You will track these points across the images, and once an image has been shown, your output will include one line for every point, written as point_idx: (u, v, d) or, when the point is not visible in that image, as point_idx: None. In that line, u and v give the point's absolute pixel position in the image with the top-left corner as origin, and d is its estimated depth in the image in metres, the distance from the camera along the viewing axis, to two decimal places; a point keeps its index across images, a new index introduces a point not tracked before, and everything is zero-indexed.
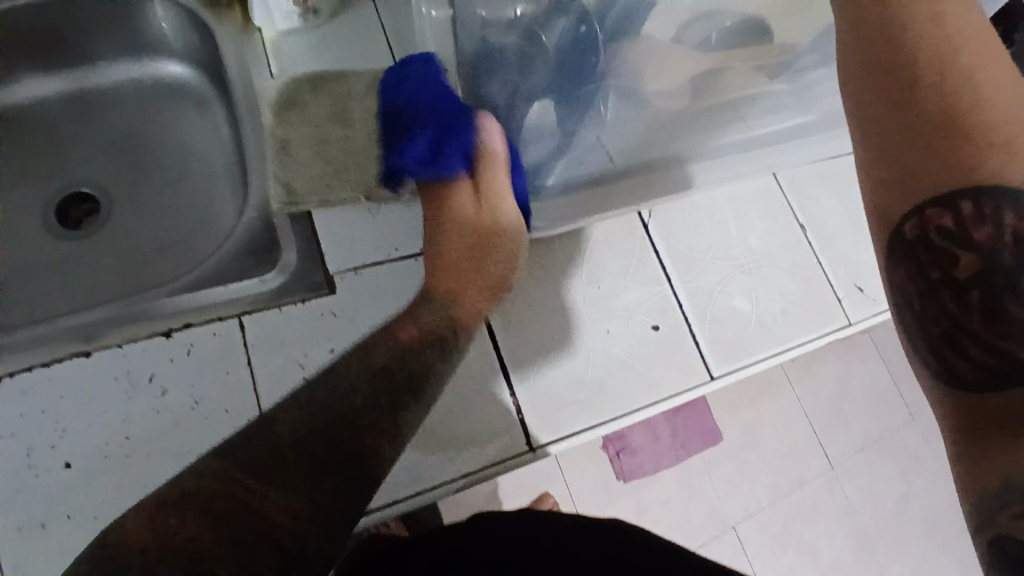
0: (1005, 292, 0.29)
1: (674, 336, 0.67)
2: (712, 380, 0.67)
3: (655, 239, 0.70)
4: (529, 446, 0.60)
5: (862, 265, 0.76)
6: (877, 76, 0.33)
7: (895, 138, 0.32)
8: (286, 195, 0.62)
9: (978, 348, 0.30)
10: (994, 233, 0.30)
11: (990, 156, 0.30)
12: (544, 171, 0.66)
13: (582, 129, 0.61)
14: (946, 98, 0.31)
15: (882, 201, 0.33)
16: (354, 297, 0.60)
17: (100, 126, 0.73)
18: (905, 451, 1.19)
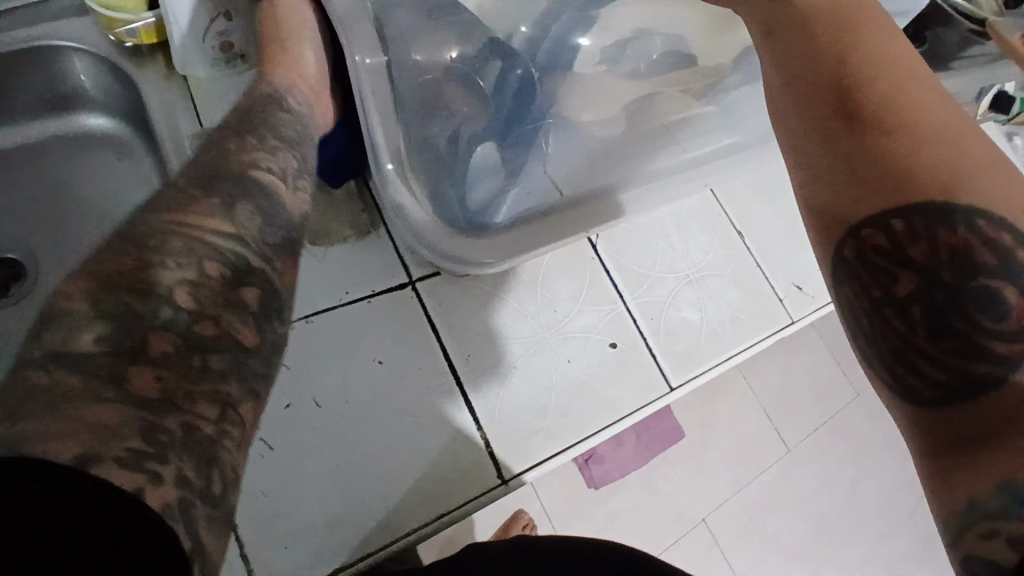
0: (945, 308, 0.31)
1: (631, 353, 0.68)
2: (671, 392, 0.68)
3: (604, 260, 0.71)
4: (500, 479, 0.60)
5: (798, 266, 0.80)
6: (807, 106, 0.35)
7: (829, 163, 0.34)
8: None
9: (930, 363, 0.31)
10: (929, 252, 0.32)
11: (919, 178, 0.32)
12: (493, 210, 0.58)
13: (526, 165, 0.61)
14: (872, 123, 0.33)
15: (819, 224, 0.34)
16: (309, 347, 0.59)
17: (16, 184, 0.69)
18: (853, 432, 1.25)
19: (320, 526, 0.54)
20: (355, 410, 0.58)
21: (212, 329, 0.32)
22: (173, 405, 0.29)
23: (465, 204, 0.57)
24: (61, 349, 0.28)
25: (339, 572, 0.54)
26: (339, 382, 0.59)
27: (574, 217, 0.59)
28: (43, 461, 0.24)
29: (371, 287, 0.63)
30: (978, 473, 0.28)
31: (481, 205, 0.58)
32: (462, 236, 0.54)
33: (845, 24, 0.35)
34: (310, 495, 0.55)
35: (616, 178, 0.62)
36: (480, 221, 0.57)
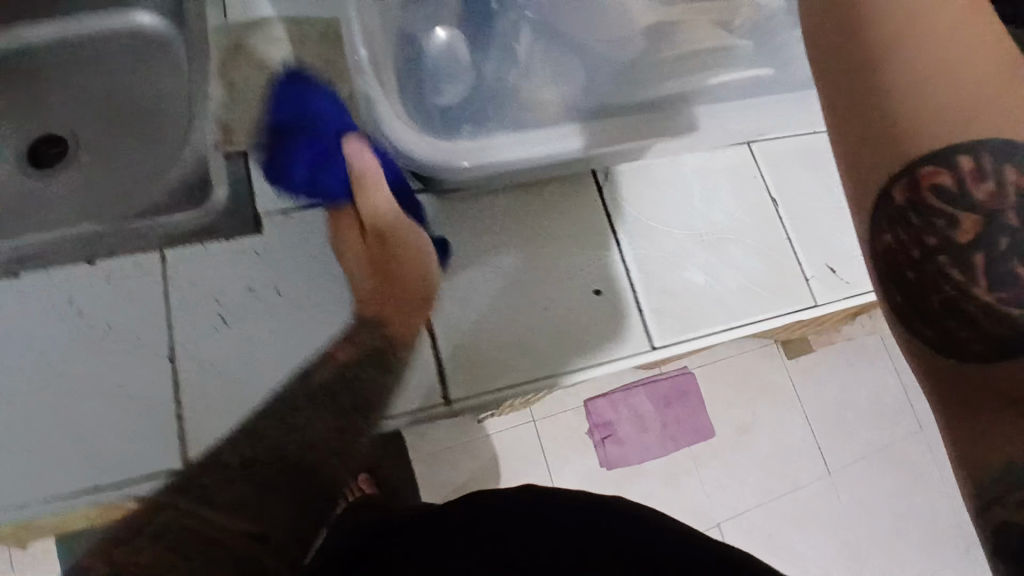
0: (1010, 254, 0.27)
1: (617, 303, 0.64)
2: (651, 351, 0.63)
3: (608, 202, 0.67)
4: (444, 400, 0.57)
5: (836, 247, 0.72)
6: (848, 38, 0.30)
7: (877, 100, 0.29)
8: (224, 136, 0.61)
9: (983, 317, 0.28)
10: (996, 192, 0.27)
11: (963, 97, 0.28)
12: (456, 113, 0.60)
13: (492, 67, 0.62)
14: (926, 34, 0.28)
15: (853, 158, 0.30)
16: (281, 240, 0.58)
17: (68, 64, 0.73)
18: (904, 464, 1.13)
19: (254, 406, 0.54)
20: (311, 308, 0.57)
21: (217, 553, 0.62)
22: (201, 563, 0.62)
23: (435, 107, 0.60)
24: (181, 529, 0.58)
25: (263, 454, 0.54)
26: (303, 280, 0.58)
27: (616, 131, 0.57)
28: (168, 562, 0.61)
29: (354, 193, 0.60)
30: (994, 429, 0.27)
31: (454, 98, 0.60)
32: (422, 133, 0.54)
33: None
34: (249, 377, 0.55)
35: (641, 102, 0.59)
36: (449, 127, 0.59)
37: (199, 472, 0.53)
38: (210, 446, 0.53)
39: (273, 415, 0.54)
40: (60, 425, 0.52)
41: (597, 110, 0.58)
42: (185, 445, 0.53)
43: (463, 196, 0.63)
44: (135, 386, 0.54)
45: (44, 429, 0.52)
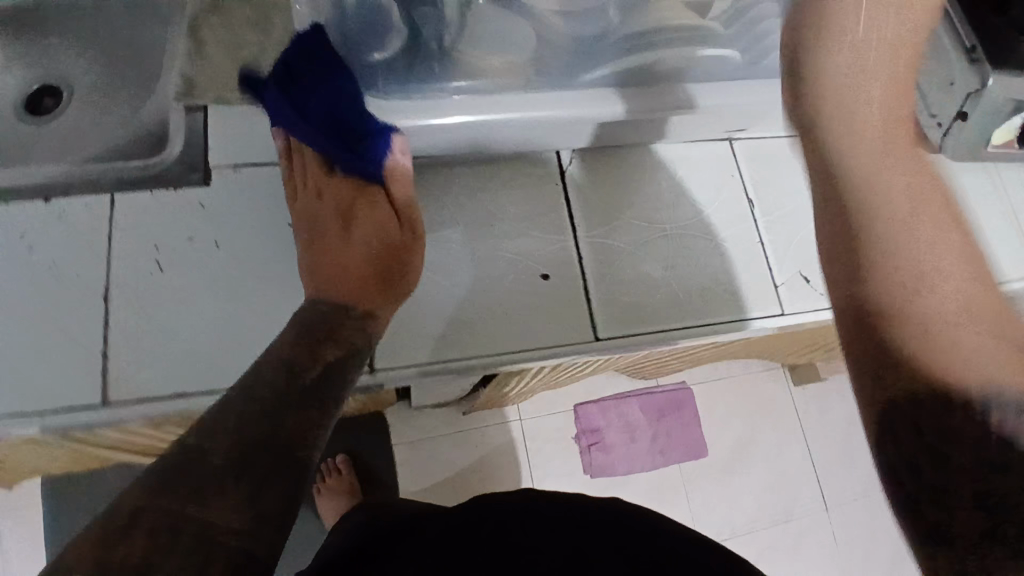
0: (994, 482, 0.32)
1: (563, 290, 0.62)
2: (593, 343, 0.62)
3: (569, 186, 0.65)
4: (367, 369, 0.58)
5: (813, 255, 0.68)
6: (855, 265, 0.36)
7: (883, 323, 0.35)
8: (184, 89, 0.61)
9: (962, 520, 0.32)
10: (985, 429, 0.32)
11: (960, 327, 0.34)
12: (414, 75, 0.55)
13: (426, 24, 0.53)
14: (930, 284, 0.34)
15: (856, 342, 0.36)
16: (227, 193, 0.58)
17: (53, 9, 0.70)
18: None
19: (179, 353, 0.55)
20: (250, 263, 0.57)
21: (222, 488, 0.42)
22: (223, 507, 0.42)
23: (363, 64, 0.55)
24: (201, 467, 0.43)
25: (179, 401, 0.54)
26: (243, 236, 0.58)
27: (657, 94, 0.58)
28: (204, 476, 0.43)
29: None
30: (956, 537, 0.32)
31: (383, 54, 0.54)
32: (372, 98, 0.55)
33: (883, 127, 0.38)
34: (180, 323, 0.55)
35: (656, 66, 0.58)
36: (389, 92, 0.55)
37: (116, 411, 0.53)
38: (131, 387, 0.54)
39: (255, 381, 0.48)
40: None
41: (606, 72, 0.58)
42: (107, 384, 0.54)
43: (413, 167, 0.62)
44: (69, 321, 0.55)
45: None
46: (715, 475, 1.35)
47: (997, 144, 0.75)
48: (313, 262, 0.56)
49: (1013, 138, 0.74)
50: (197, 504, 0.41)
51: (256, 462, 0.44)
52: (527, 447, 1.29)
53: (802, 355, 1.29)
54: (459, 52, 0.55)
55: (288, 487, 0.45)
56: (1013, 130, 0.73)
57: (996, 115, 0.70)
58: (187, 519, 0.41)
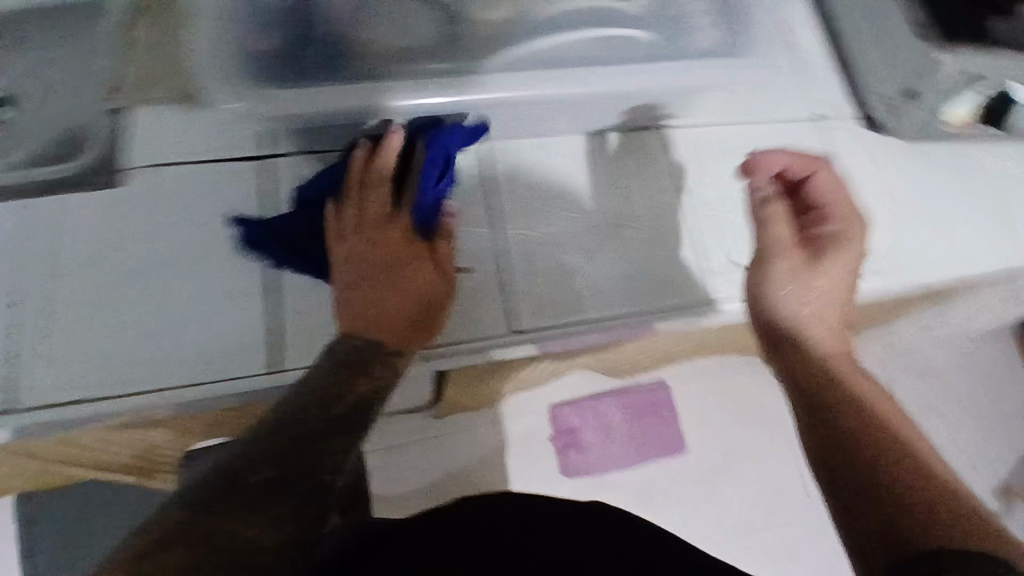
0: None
1: (478, 283, 0.61)
2: (507, 336, 0.60)
3: (491, 178, 0.64)
4: (268, 367, 0.57)
5: (742, 243, 0.67)
6: (819, 419, 0.52)
7: (848, 468, 0.49)
8: (111, 88, 0.61)
9: None
10: (976, 547, 0.41)
11: (915, 482, 0.46)
12: (304, 63, 0.53)
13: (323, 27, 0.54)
14: (872, 427, 0.50)
15: (838, 488, 0.49)
16: (139, 196, 0.59)
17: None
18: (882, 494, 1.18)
19: (98, 356, 0.55)
20: (172, 267, 0.58)
21: (258, 508, 0.46)
22: (260, 525, 0.45)
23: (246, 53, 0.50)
24: (226, 490, 0.46)
25: (89, 402, 0.54)
26: (158, 238, 0.59)
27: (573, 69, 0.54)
28: (238, 500, 0.45)
29: (221, 154, 0.61)
30: None
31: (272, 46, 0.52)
32: (259, 89, 0.49)
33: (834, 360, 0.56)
34: (100, 328, 0.56)
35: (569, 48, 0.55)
36: (277, 79, 0.51)
37: (26, 413, 0.54)
38: (41, 388, 0.54)
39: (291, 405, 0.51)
40: None
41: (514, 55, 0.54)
42: (27, 389, 0.54)
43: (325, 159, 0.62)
44: None
45: None
46: (696, 475, 1.32)
47: (951, 124, 0.72)
48: (360, 288, 0.56)
49: (972, 117, 0.72)
50: (234, 520, 0.44)
51: (291, 488, 0.47)
52: (503, 449, 1.27)
53: None
54: (353, 44, 0.54)
55: (302, 498, 0.48)
56: (967, 107, 0.70)
57: (948, 93, 0.67)
58: (223, 535, 0.44)
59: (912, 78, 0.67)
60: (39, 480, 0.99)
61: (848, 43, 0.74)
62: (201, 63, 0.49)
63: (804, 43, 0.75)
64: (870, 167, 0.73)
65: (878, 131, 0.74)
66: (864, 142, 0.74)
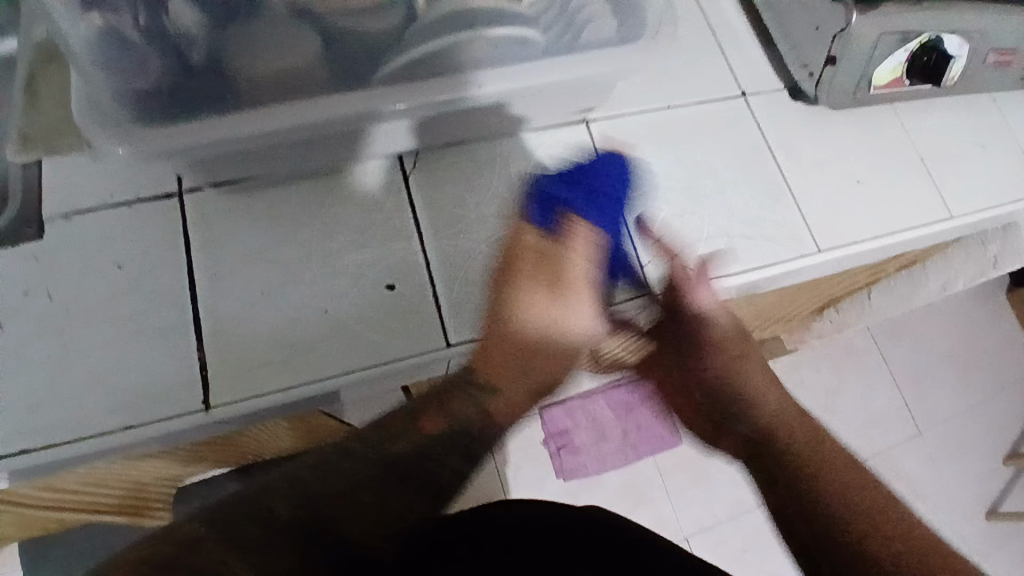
0: None
1: (411, 298, 0.60)
2: (447, 348, 0.59)
3: (414, 190, 0.63)
4: (205, 405, 0.55)
5: (680, 232, 0.66)
6: (798, 509, 0.57)
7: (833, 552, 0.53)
8: (19, 142, 0.60)
9: None
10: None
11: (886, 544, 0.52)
12: (195, 97, 0.52)
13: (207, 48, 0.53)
14: (843, 501, 0.56)
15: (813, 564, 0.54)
16: (59, 244, 0.58)
17: None
18: (899, 468, 1.21)
19: (16, 408, 0.54)
20: (88, 309, 0.56)
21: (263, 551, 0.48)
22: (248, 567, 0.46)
23: (123, 94, 0.49)
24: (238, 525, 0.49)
25: (20, 455, 0.53)
26: (80, 282, 0.57)
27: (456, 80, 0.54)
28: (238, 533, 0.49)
29: (137, 194, 0.60)
30: None
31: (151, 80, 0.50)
32: (142, 128, 0.48)
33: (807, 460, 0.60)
34: (17, 379, 0.54)
35: (460, 56, 0.55)
36: (163, 114, 0.50)
37: None
38: None
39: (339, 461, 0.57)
40: None
41: (404, 67, 0.54)
42: None
43: (244, 184, 0.61)
44: None
45: None
46: (690, 466, 1.30)
47: (883, 87, 0.70)
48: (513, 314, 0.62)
49: (901, 75, 0.69)
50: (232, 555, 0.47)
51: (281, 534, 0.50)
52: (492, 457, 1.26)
53: None
54: (233, 66, 0.52)
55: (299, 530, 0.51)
56: (899, 66, 0.68)
57: (871, 56, 0.66)
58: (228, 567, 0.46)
59: (834, 45, 0.66)
60: (27, 531, 0.99)
61: (768, 17, 0.73)
62: (80, 109, 0.48)
63: (725, 23, 0.75)
64: (805, 140, 0.71)
65: (808, 102, 0.72)
66: (795, 115, 0.72)
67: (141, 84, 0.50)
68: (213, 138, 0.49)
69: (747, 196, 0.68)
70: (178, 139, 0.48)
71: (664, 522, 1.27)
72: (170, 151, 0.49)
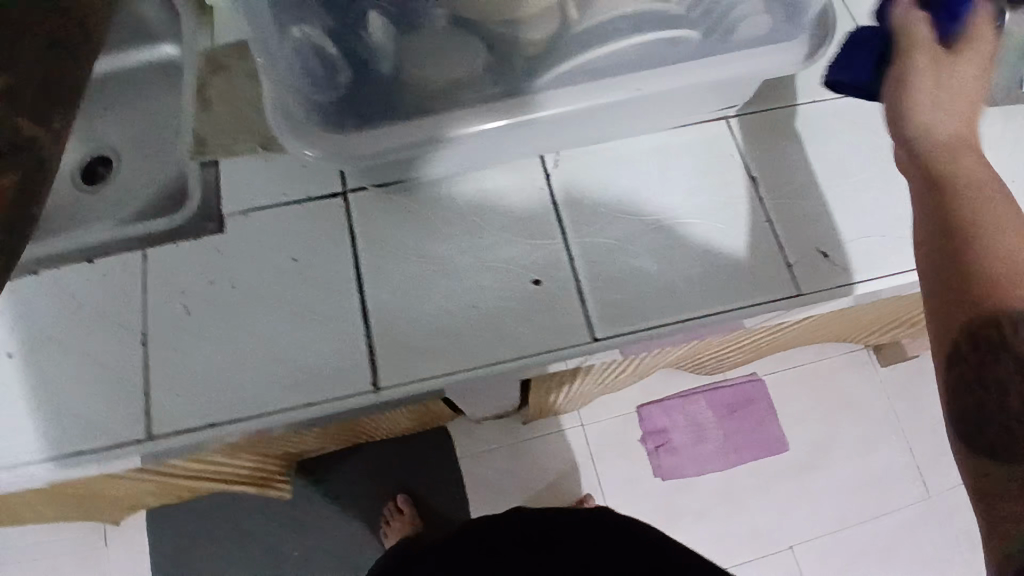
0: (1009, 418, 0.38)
1: (557, 293, 0.62)
2: (591, 344, 0.61)
3: (555, 190, 0.65)
4: (372, 386, 0.60)
5: (829, 229, 0.64)
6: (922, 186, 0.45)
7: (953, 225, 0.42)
8: (197, 145, 0.67)
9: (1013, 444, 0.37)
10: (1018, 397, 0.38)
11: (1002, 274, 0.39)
12: (366, 102, 0.55)
13: (374, 59, 0.55)
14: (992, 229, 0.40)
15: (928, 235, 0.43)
16: (239, 236, 0.64)
17: (105, 105, 0.80)
18: None
19: (206, 385, 0.60)
20: (264, 297, 0.62)
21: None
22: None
23: (312, 105, 0.54)
24: None
25: (212, 426, 0.59)
26: (256, 273, 0.63)
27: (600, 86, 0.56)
28: None
29: (306, 193, 0.65)
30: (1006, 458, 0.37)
31: (338, 91, 0.54)
32: (327, 134, 0.53)
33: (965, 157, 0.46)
34: (203, 359, 0.61)
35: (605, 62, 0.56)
36: (339, 121, 0.55)
37: (161, 439, 0.60)
38: (168, 419, 0.60)
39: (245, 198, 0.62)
40: (62, 400, 0.61)
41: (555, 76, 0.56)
42: (150, 418, 0.60)
43: (401, 185, 0.65)
44: (118, 365, 0.62)
45: (49, 400, 0.61)
46: (798, 473, 1.26)
47: None
48: None
49: None
50: None
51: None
52: (590, 453, 1.27)
53: (881, 333, 1.18)
54: (406, 77, 0.56)
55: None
56: None
57: None
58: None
59: None
60: (164, 497, 1.09)
61: None
62: (274, 117, 0.53)
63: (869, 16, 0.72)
64: None
65: None
66: None
67: (322, 96, 0.54)
68: (386, 140, 0.54)
69: (899, 195, 0.65)
70: (361, 145, 0.54)
71: (758, 533, 1.24)
72: (346, 159, 0.54)
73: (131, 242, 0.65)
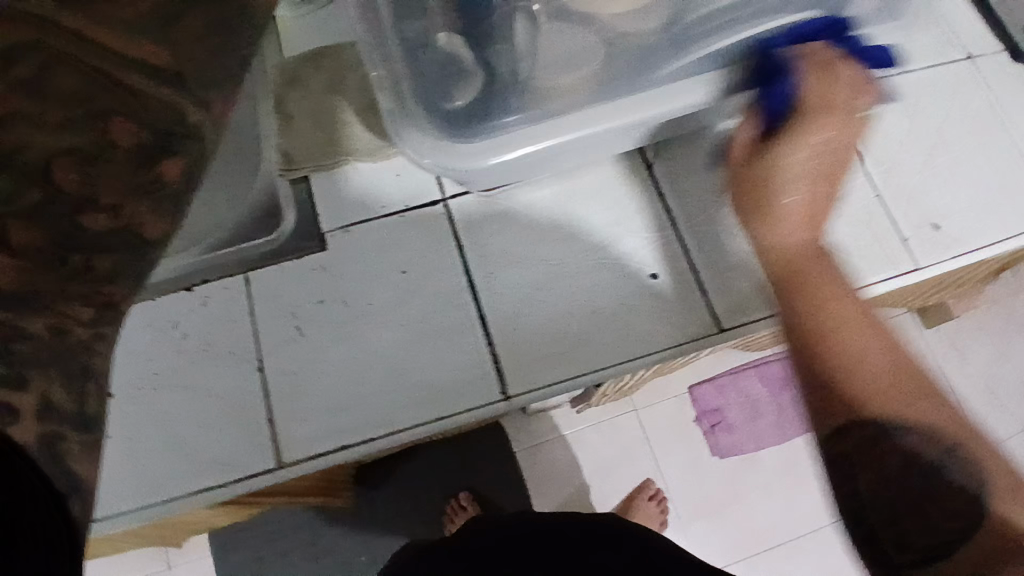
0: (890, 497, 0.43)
1: (677, 286, 0.61)
2: (720, 334, 0.60)
3: (660, 182, 0.64)
4: (502, 395, 0.59)
5: (934, 201, 0.66)
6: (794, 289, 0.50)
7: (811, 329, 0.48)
8: (285, 161, 0.65)
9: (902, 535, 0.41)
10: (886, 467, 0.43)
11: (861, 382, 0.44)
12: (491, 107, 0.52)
13: (499, 60, 0.53)
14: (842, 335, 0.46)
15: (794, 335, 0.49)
16: (344, 252, 0.63)
17: None
18: None
19: (332, 408, 0.59)
20: (378, 314, 0.61)
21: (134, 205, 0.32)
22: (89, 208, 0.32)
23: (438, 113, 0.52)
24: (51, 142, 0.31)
25: (345, 449, 0.59)
26: (367, 290, 0.62)
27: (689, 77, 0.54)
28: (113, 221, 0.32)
29: (405, 203, 0.64)
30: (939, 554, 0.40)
31: (468, 96, 0.52)
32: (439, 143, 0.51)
33: (809, 250, 0.51)
34: (326, 381, 0.60)
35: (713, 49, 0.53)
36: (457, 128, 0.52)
37: (292, 467, 0.59)
38: (295, 445, 0.59)
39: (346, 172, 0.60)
40: (177, 437, 0.59)
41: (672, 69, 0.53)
42: (278, 446, 0.59)
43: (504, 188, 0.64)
44: (232, 394, 0.60)
45: (161, 439, 0.59)
46: None
47: None
48: None
49: None
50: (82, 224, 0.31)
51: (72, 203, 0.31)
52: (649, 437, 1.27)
53: None
54: (535, 79, 0.52)
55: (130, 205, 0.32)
56: None
57: None
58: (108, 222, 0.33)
59: None
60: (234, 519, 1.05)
61: None
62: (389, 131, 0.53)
63: None
64: None
65: None
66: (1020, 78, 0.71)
67: (449, 102, 0.52)
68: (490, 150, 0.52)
69: (987, 164, 0.67)
70: (475, 158, 0.52)
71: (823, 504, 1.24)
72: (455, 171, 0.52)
73: (229, 267, 0.62)
